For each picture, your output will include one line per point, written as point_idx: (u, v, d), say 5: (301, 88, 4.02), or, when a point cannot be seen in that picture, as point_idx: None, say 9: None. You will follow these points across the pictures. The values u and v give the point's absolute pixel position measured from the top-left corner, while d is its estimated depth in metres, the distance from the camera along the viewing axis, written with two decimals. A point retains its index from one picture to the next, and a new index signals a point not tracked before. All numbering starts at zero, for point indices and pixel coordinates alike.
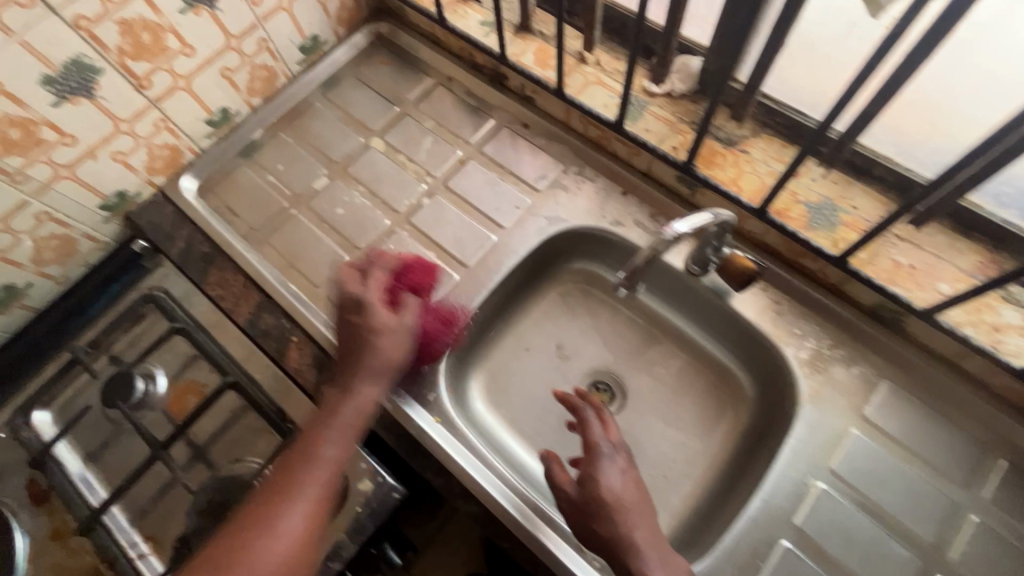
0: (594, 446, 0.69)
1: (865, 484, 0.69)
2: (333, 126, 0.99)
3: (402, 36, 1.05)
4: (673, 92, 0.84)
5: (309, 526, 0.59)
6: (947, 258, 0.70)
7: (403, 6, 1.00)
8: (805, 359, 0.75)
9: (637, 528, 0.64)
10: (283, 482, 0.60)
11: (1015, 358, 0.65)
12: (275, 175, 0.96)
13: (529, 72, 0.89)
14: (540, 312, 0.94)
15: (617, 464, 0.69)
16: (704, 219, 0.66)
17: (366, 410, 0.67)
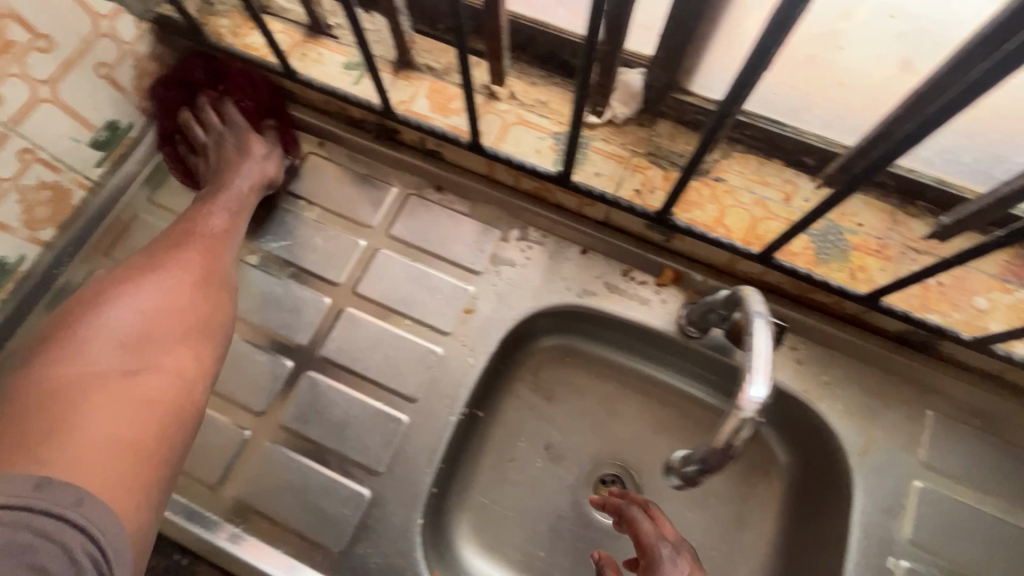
0: (650, 548, 0.54)
1: (946, 545, 0.59)
2: None
3: None
4: (615, 119, 0.67)
5: (182, 300, 0.57)
6: (974, 265, 0.60)
7: (229, 59, 0.73)
8: (844, 410, 0.63)
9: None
10: (170, 241, 0.61)
11: None
12: None
13: (428, 124, 0.67)
14: (514, 412, 0.76)
15: (683, 569, 0.51)
16: (763, 344, 0.47)
17: (257, 186, 0.68)
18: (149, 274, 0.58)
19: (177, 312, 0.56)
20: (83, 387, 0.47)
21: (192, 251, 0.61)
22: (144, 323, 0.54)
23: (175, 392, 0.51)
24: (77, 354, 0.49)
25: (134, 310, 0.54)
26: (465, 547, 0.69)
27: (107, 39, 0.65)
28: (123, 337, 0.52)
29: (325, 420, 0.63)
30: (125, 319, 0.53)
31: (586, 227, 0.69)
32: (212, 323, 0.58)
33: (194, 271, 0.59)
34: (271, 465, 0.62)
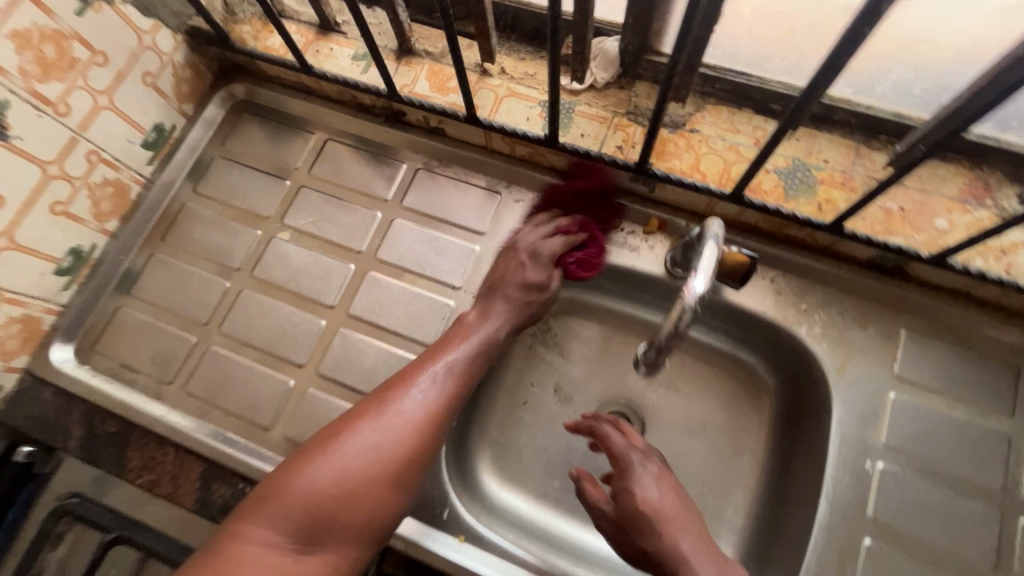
0: (622, 458, 0.62)
1: (921, 448, 0.65)
2: (218, 226, 0.82)
3: (263, 93, 0.87)
4: (597, 84, 0.74)
5: (393, 461, 0.57)
6: (935, 190, 0.65)
7: (252, 61, 0.83)
8: (822, 333, 0.69)
9: (676, 532, 0.56)
10: (368, 413, 0.59)
11: None
12: (168, 307, 0.78)
13: (429, 103, 0.75)
14: (524, 359, 0.84)
15: (650, 471, 0.61)
16: (712, 249, 0.54)
17: (492, 341, 0.67)
18: (389, 393, 0.61)
19: (377, 461, 0.56)
20: (294, 509, 0.53)
21: (428, 380, 0.62)
22: (350, 478, 0.55)
23: (370, 516, 0.55)
24: (285, 498, 0.53)
25: (344, 455, 0.56)
26: (487, 477, 0.77)
27: (150, 52, 0.75)
28: (337, 477, 0.55)
29: (357, 369, 0.73)
30: (344, 465, 0.55)
31: (578, 185, 0.76)
32: (391, 497, 0.57)
33: (417, 423, 0.59)
34: (314, 408, 0.71)
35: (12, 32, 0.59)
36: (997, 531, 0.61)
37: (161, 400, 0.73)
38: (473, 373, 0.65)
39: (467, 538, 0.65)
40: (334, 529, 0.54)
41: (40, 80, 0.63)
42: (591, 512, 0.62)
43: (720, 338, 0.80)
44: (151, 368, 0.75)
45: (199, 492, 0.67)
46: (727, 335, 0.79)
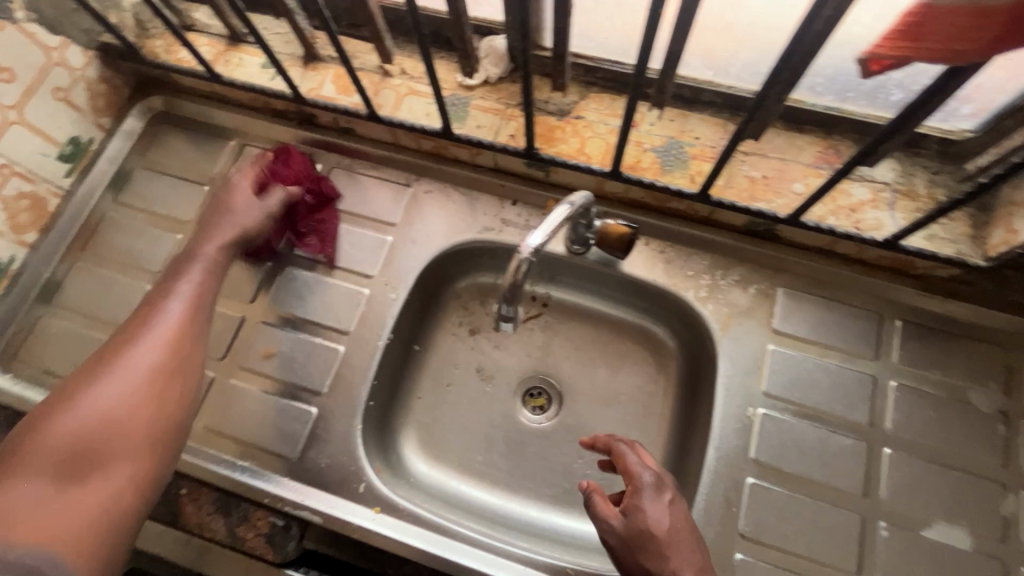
0: (637, 477, 0.57)
1: (798, 393, 0.71)
2: (139, 232, 0.84)
3: (180, 104, 0.90)
4: (490, 79, 0.79)
5: (157, 382, 0.57)
6: (792, 158, 0.72)
7: (166, 73, 0.86)
8: (706, 296, 0.75)
9: (680, 561, 0.52)
10: (117, 351, 0.58)
11: (876, 231, 0.68)
12: (91, 313, 0.81)
13: (334, 104, 0.80)
14: (446, 343, 0.88)
15: (664, 496, 0.56)
16: (559, 215, 0.62)
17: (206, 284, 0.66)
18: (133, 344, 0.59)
19: (150, 385, 0.57)
20: (50, 457, 0.50)
21: (158, 331, 0.60)
22: (116, 406, 0.54)
23: (148, 437, 0.55)
24: (45, 444, 0.51)
25: (85, 422, 0.52)
26: (412, 456, 0.81)
27: (60, 68, 0.78)
28: (99, 414, 0.53)
29: (277, 359, 0.76)
30: (88, 407, 0.53)
31: (480, 174, 0.82)
32: (187, 412, 0.59)
33: (153, 361, 0.58)
34: (234, 398, 0.74)
35: None
36: (865, 462, 0.68)
37: None
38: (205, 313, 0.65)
39: (383, 509, 0.69)
40: (124, 452, 0.53)
41: None
42: (597, 528, 0.56)
43: (599, 302, 0.87)
44: (75, 371, 0.77)
45: None
46: (607, 299, 0.86)
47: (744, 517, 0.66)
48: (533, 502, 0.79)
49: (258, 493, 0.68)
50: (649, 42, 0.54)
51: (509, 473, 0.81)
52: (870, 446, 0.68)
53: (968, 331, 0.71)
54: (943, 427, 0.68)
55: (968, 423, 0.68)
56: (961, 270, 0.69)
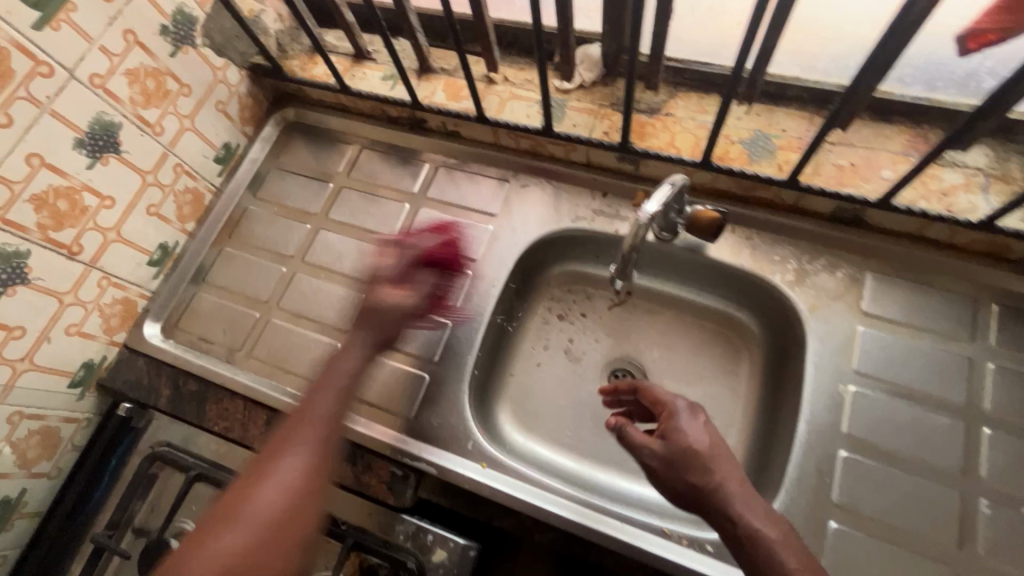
0: (671, 405, 0.65)
1: (890, 372, 0.73)
2: (274, 223, 0.98)
3: (309, 115, 1.05)
4: (584, 83, 0.88)
5: (309, 472, 0.63)
6: (880, 147, 0.75)
7: (301, 87, 1.00)
8: (794, 280, 0.79)
9: (722, 474, 0.58)
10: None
11: (970, 214, 0.70)
12: (235, 289, 0.94)
13: (446, 109, 0.90)
14: (538, 324, 0.95)
15: (698, 419, 0.63)
16: (664, 192, 0.68)
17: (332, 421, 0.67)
18: (275, 457, 0.63)
19: (288, 497, 0.60)
20: None
21: (305, 456, 0.63)
22: (285, 506, 0.60)
23: (296, 516, 0.60)
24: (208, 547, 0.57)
25: (259, 505, 0.59)
26: (509, 426, 0.88)
27: (222, 84, 0.93)
28: (277, 506, 0.60)
29: None
30: (263, 501, 0.60)
31: (574, 169, 0.90)
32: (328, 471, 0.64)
33: (304, 475, 0.62)
34: None
35: (127, 71, 0.77)
36: (963, 441, 0.68)
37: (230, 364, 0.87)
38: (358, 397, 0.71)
39: (489, 465, 0.75)
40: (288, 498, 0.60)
41: (143, 107, 0.81)
42: (637, 455, 0.63)
43: (685, 290, 0.91)
44: (224, 338, 0.90)
45: (263, 434, 0.81)
46: (693, 287, 0.91)
47: (837, 487, 0.68)
48: (622, 474, 0.84)
49: (380, 446, 0.77)
50: (748, 40, 0.60)
51: (598, 447, 0.86)
52: (969, 426, 0.69)
53: None
54: None
55: None
56: None
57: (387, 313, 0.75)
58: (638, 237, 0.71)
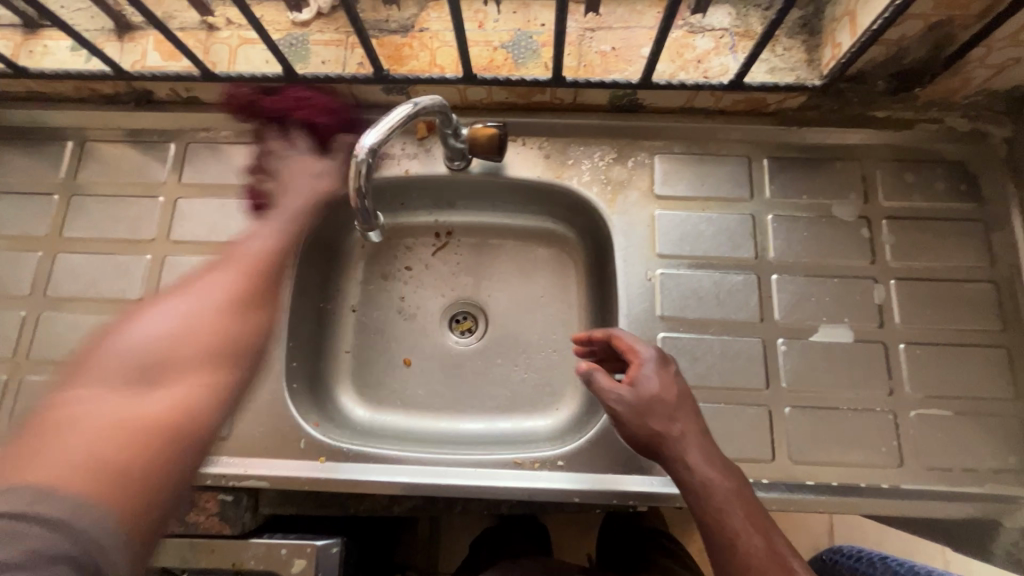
0: (636, 350, 0.64)
1: (802, 251, 0.75)
2: (85, 265, 0.76)
3: (80, 116, 0.81)
4: (411, 9, 0.76)
5: (247, 281, 0.55)
6: (731, 26, 0.73)
7: (55, 82, 0.77)
8: (698, 184, 0.77)
9: (684, 422, 0.59)
10: (55, 414, 0.39)
11: (816, 75, 0.71)
12: (61, 358, 0.73)
13: (254, 72, 0.74)
14: (456, 295, 0.87)
15: (666, 366, 0.63)
16: (399, 115, 0.59)
17: (268, 255, 0.59)
18: (201, 279, 0.54)
19: (148, 363, 0.44)
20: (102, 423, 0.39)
21: (210, 287, 0.53)
22: (131, 376, 0.43)
23: (228, 347, 0.49)
24: (106, 358, 0.44)
25: (125, 355, 0.45)
26: (452, 411, 0.82)
27: None
28: (113, 387, 0.42)
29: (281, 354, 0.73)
30: (143, 334, 0.46)
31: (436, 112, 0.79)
32: (269, 315, 0.54)
33: (186, 329, 0.48)
34: (262, 403, 0.71)
35: None
36: (869, 296, 0.73)
37: None
38: (257, 296, 0.54)
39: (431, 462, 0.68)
40: (91, 380, 0.42)
41: None
42: (604, 400, 0.62)
43: None
44: None
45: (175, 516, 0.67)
46: None
47: (784, 373, 0.70)
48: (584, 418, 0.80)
49: (314, 484, 0.67)
50: None
51: (549, 402, 0.82)
52: (877, 281, 0.73)
53: (933, 155, 0.77)
54: (937, 246, 0.74)
55: (958, 234, 0.74)
56: (907, 97, 0.74)
57: (312, 188, 0.71)
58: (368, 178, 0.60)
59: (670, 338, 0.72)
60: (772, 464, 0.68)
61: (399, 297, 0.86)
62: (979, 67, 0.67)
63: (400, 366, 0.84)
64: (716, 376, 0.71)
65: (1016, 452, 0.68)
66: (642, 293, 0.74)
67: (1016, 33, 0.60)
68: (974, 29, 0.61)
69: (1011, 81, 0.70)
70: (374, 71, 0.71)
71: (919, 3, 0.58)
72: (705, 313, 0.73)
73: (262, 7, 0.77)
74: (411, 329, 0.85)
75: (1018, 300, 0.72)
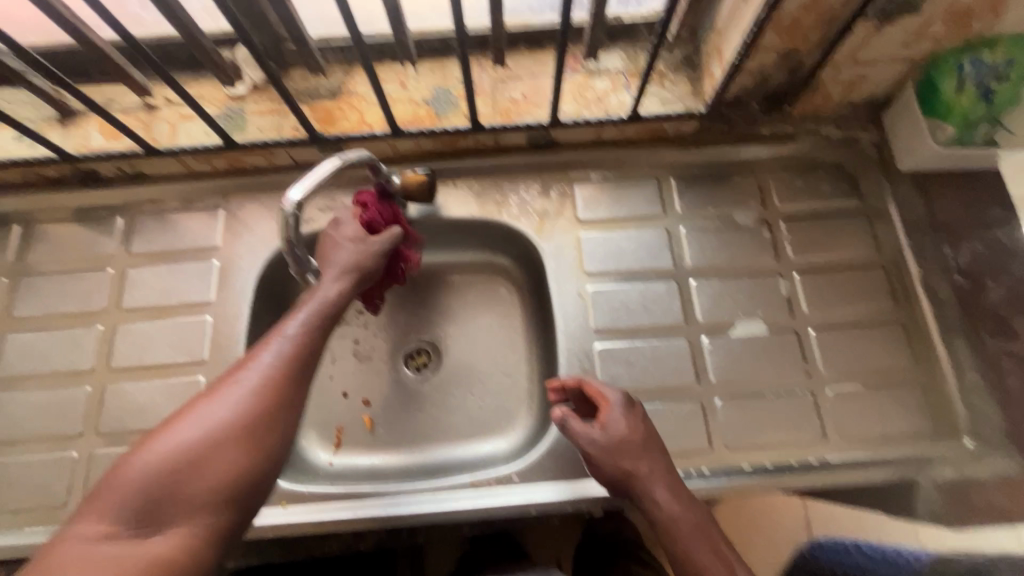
0: (604, 395, 0.67)
1: (714, 255, 0.83)
2: (37, 340, 0.78)
3: (26, 199, 0.84)
4: (337, 76, 0.83)
5: (271, 387, 0.52)
6: (624, 68, 0.83)
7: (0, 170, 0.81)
8: (614, 206, 0.85)
9: (651, 463, 0.62)
10: (99, 507, 0.45)
11: (704, 104, 0.81)
12: (16, 435, 0.74)
13: (194, 145, 0.80)
14: (408, 332, 0.91)
15: (630, 410, 0.66)
16: (325, 169, 0.64)
17: (330, 304, 0.62)
18: (224, 386, 0.52)
19: (214, 439, 0.48)
20: (118, 546, 0.43)
21: (244, 381, 0.52)
22: (199, 459, 0.47)
23: (236, 483, 0.48)
24: (125, 482, 0.46)
25: (187, 434, 0.48)
26: (414, 445, 0.85)
27: None
28: (165, 472, 0.46)
29: None
30: (161, 451, 0.47)
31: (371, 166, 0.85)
32: (282, 438, 0.52)
33: (231, 419, 0.50)
34: None
35: None
36: (777, 289, 0.81)
37: (50, 526, 0.70)
38: (293, 374, 0.54)
39: (392, 494, 0.71)
40: (107, 506, 0.45)
41: None
42: (576, 443, 0.65)
43: None
44: (36, 502, 0.71)
45: None
46: None
47: (711, 368, 0.77)
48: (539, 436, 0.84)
49: (276, 529, 0.69)
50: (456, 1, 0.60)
51: (505, 424, 0.86)
52: (782, 276, 0.82)
53: (816, 161, 0.87)
54: (830, 239, 0.83)
55: (848, 227, 0.84)
56: (785, 114, 0.85)
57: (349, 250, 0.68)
58: (297, 229, 0.63)
59: (606, 348, 0.78)
60: (710, 453, 0.73)
61: (354, 340, 0.90)
62: (834, 84, 0.78)
63: (359, 407, 0.87)
64: (650, 377, 0.76)
65: (924, 416, 0.75)
66: (576, 311, 0.80)
67: (852, 54, 0.71)
68: (818, 54, 0.72)
69: (864, 93, 0.82)
70: (308, 133, 0.77)
71: (766, 37, 0.68)
72: (637, 322, 0.79)
73: (199, 85, 0.83)
74: (367, 370, 0.88)
75: (905, 279, 0.81)
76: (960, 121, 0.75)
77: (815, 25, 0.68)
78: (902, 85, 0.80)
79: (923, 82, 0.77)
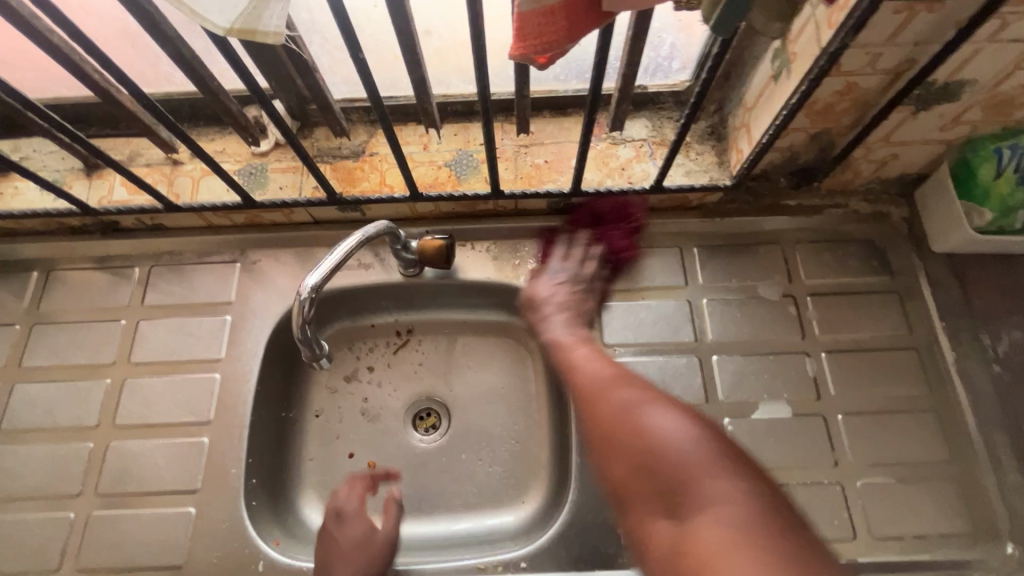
0: (549, 260, 0.81)
1: (737, 331, 0.80)
2: (44, 393, 0.77)
3: (46, 248, 0.84)
4: (360, 136, 0.84)
5: None
6: (647, 138, 0.82)
7: (22, 220, 0.81)
8: (635, 275, 0.83)
9: (573, 324, 0.75)
10: None
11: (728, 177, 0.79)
12: (16, 493, 0.72)
13: (213, 201, 0.80)
14: (417, 391, 0.88)
15: (562, 278, 0.79)
16: (346, 249, 0.66)
17: None
18: None
19: None
20: None
21: None
22: None
23: None
24: None
25: None
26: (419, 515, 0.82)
27: None
28: None
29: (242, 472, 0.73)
30: None
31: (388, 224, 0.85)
32: None
33: None
34: (219, 525, 0.71)
35: None
36: (803, 370, 0.78)
37: None
38: None
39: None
40: None
41: None
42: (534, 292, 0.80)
43: None
44: (31, 565, 0.69)
45: None
46: None
47: None
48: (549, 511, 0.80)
49: None
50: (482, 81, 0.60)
51: (514, 496, 0.82)
52: (809, 355, 0.78)
53: (844, 235, 0.84)
54: (860, 318, 0.80)
55: (879, 307, 0.80)
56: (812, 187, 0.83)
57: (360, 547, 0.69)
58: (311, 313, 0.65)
59: None
60: None
61: (364, 398, 0.87)
62: (864, 162, 0.76)
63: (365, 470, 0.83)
64: None
65: (962, 516, 0.70)
66: None
67: (885, 138, 0.70)
68: (850, 135, 0.71)
69: (895, 171, 0.80)
70: (328, 194, 0.77)
71: (796, 120, 0.67)
72: None
73: (223, 140, 0.84)
74: (375, 432, 0.85)
75: (939, 364, 0.77)
76: (997, 206, 0.73)
77: (846, 110, 0.66)
78: (936, 164, 0.78)
79: (958, 163, 0.75)
